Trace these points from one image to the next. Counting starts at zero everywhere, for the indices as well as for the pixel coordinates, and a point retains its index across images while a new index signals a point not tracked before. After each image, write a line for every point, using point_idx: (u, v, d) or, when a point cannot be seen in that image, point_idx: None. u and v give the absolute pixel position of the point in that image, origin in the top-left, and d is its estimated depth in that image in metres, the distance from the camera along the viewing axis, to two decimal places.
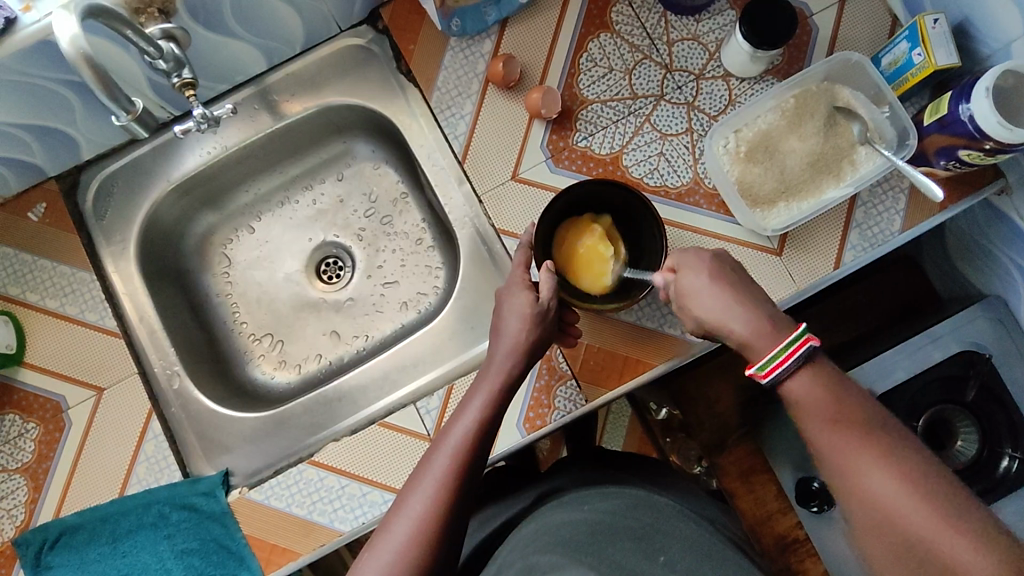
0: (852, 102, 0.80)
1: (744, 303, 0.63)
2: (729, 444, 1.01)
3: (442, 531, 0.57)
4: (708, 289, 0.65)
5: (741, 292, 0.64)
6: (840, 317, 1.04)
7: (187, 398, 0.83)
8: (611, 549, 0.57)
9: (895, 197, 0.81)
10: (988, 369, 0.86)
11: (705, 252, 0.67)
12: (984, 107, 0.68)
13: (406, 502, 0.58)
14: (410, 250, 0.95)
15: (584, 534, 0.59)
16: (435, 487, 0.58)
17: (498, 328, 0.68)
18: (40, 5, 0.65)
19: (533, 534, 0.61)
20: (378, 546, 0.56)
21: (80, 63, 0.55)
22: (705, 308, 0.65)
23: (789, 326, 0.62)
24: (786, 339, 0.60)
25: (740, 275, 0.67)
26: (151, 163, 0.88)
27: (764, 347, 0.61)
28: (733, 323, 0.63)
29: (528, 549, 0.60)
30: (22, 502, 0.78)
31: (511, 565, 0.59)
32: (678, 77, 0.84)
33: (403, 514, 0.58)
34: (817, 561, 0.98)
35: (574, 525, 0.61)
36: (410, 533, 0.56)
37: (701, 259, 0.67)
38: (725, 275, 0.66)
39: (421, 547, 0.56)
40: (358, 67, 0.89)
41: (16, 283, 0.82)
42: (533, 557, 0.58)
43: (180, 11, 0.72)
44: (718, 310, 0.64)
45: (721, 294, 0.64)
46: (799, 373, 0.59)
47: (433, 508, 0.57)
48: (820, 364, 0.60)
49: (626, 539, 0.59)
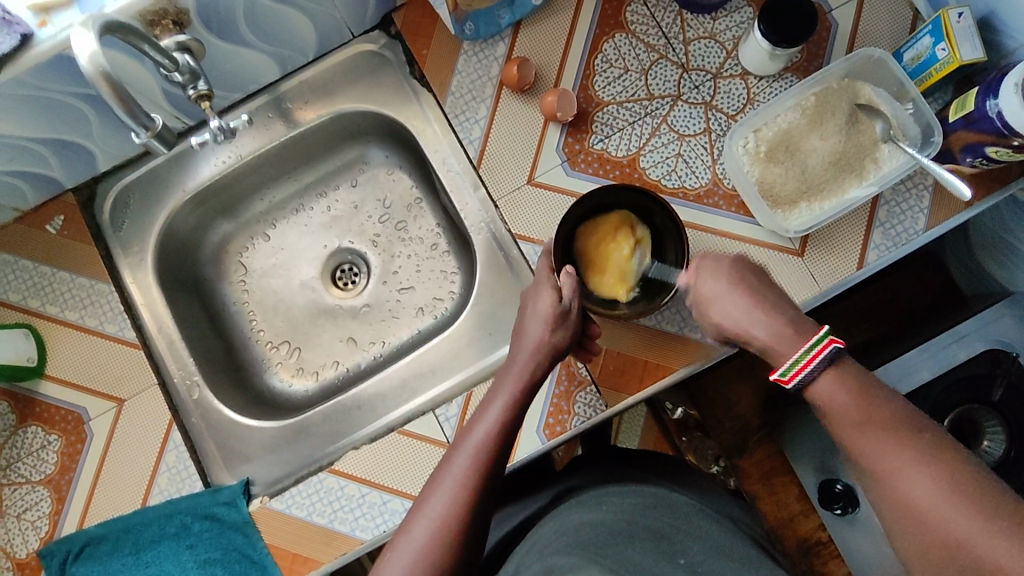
0: (874, 99, 0.78)
1: (761, 305, 0.63)
2: (750, 446, 1.00)
3: (463, 530, 0.55)
4: (727, 292, 0.64)
5: (763, 297, 0.63)
6: (862, 316, 1.02)
7: (207, 407, 0.84)
8: (631, 547, 0.52)
9: (919, 195, 0.80)
10: (1016, 368, 0.85)
11: (724, 258, 0.67)
12: (1012, 103, 0.66)
13: (427, 502, 0.57)
14: (425, 255, 0.95)
15: (604, 534, 0.54)
16: (456, 487, 0.57)
17: (522, 329, 0.68)
18: (57, 19, 0.66)
19: (553, 535, 0.56)
20: (399, 545, 0.55)
21: (100, 81, 0.55)
22: (726, 311, 0.64)
23: (812, 327, 0.61)
24: (805, 345, 0.58)
25: (764, 278, 0.66)
26: (167, 173, 0.88)
27: (791, 349, 0.60)
28: (756, 328, 0.62)
29: (545, 552, 0.54)
30: (46, 513, 0.78)
31: (529, 567, 0.54)
32: (696, 76, 0.83)
33: (424, 515, 0.56)
34: (841, 563, 0.97)
35: (591, 526, 0.56)
36: (432, 534, 0.55)
37: (719, 265, 0.67)
38: (747, 279, 0.65)
39: (442, 549, 0.54)
40: (371, 73, 0.89)
41: (36, 296, 0.83)
42: (550, 558, 0.53)
43: (195, 22, 0.72)
44: (742, 315, 0.63)
45: (739, 296, 0.64)
46: (824, 373, 0.57)
47: (455, 509, 0.56)
48: (845, 363, 0.57)
49: (646, 540, 0.53)
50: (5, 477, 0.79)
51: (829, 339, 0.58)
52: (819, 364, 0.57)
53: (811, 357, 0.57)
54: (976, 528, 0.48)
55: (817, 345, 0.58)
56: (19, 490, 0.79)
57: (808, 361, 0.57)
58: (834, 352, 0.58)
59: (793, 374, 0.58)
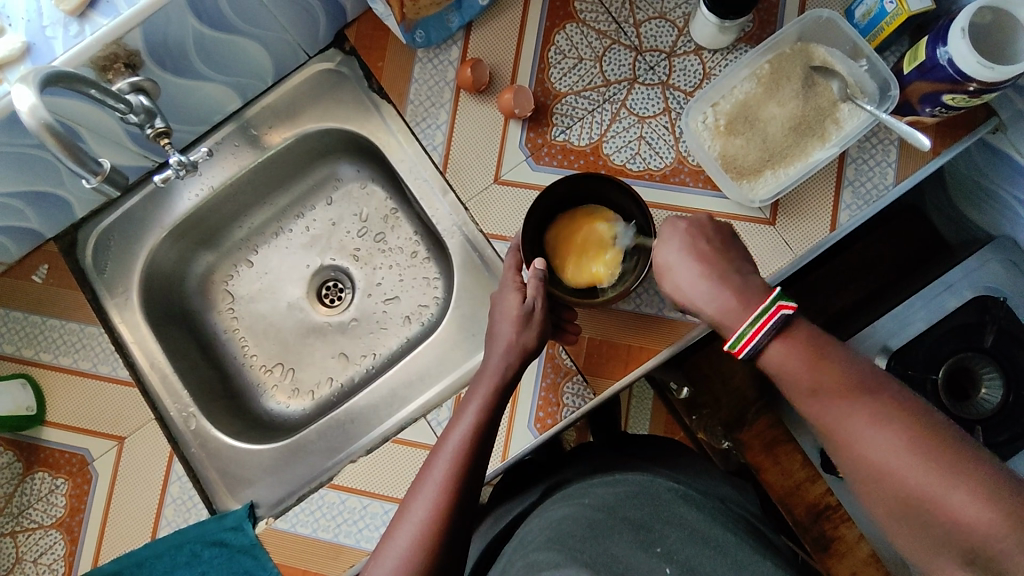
0: (829, 59, 0.78)
1: (713, 272, 0.61)
2: (750, 418, 1.01)
3: (445, 533, 0.56)
4: (681, 262, 0.63)
5: (715, 263, 0.62)
6: (849, 277, 1.02)
7: (205, 437, 0.85)
8: (608, 539, 0.52)
9: (885, 150, 0.79)
10: (1005, 312, 0.84)
11: (678, 223, 0.65)
12: (961, 49, 0.66)
13: (409, 507, 0.58)
14: (407, 264, 0.96)
15: (584, 527, 0.54)
16: (436, 492, 0.57)
17: (492, 331, 0.69)
18: (12, 76, 0.67)
19: (536, 532, 0.57)
20: (384, 551, 0.56)
21: (43, 133, 0.56)
22: (677, 284, 0.63)
23: (761, 289, 0.59)
24: (752, 314, 0.57)
25: (714, 241, 0.64)
26: (144, 212, 0.90)
27: (737, 317, 0.59)
28: (705, 294, 0.61)
29: (528, 548, 0.55)
30: (61, 555, 0.80)
31: (513, 565, 0.54)
32: (649, 58, 0.83)
33: (406, 522, 0.57)
34: (852, 526, 0.97)
35: (577, 517, 0.56)
36: (414, 539, 0.55)
37: (673, 234, 0.65)
38: (699, 245, 0.63)
39: (425, 553, 0.55)
40: (331, 91, 0.90)
41: (30, 345, 0.85)
42: (531, 555, 0.53)
43: (146, 62, 0.73)
44: (688, 288, 0.62)
45: (688, 267, 0.63)
46: (774, 339, 0.57)
47: (435, 512, 0.56)
48: (792, 329, 0.57)
49: (625, 530, 0.53)
50: (18, 524, 0.81)
51: (777, 307, 0.56)
52: (767, 333, 0.57)
53: (758, 327, 0.56)
54: (944, 483, 0.47)
55: (761, 318, 0.56)
56: (34, 535, 0.81)
57: (753, 334, 0.57)
58: (784, 319, 0.57)
59: (742, 347, 0.58)
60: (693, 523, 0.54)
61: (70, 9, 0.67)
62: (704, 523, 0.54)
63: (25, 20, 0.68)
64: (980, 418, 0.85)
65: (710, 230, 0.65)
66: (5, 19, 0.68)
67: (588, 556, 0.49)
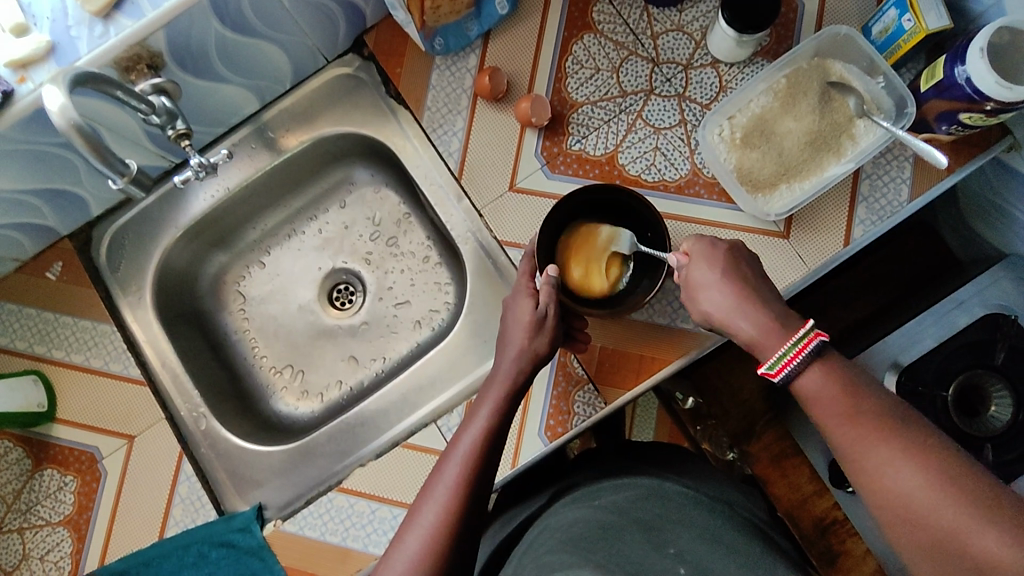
0: (845, 75, 0.79)
1: (750, 296, 0.63)
2: (758, 430, 1.01)
3: (457, 538, 0.56)
4: (718, 285, 0.64)
5: (750, 288, 0.63)
6: (858, 292, 1.03)
7: (215, 437, 0.85)
8: (620, 541, 0.52)
9: (900, 166, 0.80)
10: (1016, 330, 0.84)
11: (719, 244, 0.67)
12: (980, 68, 0.66)
13: (419, 511, 0.58)
14: (418, 268, 0.96)
15: (594, 529, 0.54)
16: (447, 496, 0.57)
17: (504, 337, 0.69)
18: (34, 75, 0.68)
19: (546, 536, 0.57)
20: (393, 555, 0.56)
21: (72, 133, 0.57)
22: (708, 306, 0.64)
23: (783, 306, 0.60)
24: (793, 339, 0.59)
25: (754, 270, 0.66)
26: (160, 210, 0.90)
27: (775, 340, 0.60)
28: (742, 312, 0.62)
29: (541, 551, 0.54)
30: (68, 553, 0.80)
31: (525, 568, 0.54)
32: (666, 69, 0.83)
33: (416, 525, 0.57)
34: (859, 540, 0.97)
35: (586, 521, 0.56)
36: (423, 543, 0.55)
37: (712, 253, 0.66)
38: (737, 270, 0.65)
39: (435, 557, 0.55)
40: (349, 95, 0.90)
41: (43, 341, 0.85)
42: (544, 558, 0.53)
43: (168, 64, 0.74)
44: (727, 307, 0.63)
45: (728, 287, 0.64)
46: (811, 363, 0.58)
47: (445, 516, 0.56)
48: (830, 357, 0.58)
49: (636, 533, 0.53)
50: (25, 520, 0.81)
51: (816, 333, 0.58)
52: (805, 357, 0.58)
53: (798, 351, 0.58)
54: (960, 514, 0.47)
55: (801, 341, 0.58)
56: (41, 532, 0.81)
57: (794, 355, 0.58)
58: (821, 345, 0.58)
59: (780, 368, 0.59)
60: (707, 532, 0.54)
61: (95, 10, 0.67)
62: (717, 531, 0.55)
63: (49, 19, 0.69)
64: (990, 435, 0.85)
65: (750, 259, 0.66)
66: (31, 17, 0.69)
67: (601, 556, 0.49)
